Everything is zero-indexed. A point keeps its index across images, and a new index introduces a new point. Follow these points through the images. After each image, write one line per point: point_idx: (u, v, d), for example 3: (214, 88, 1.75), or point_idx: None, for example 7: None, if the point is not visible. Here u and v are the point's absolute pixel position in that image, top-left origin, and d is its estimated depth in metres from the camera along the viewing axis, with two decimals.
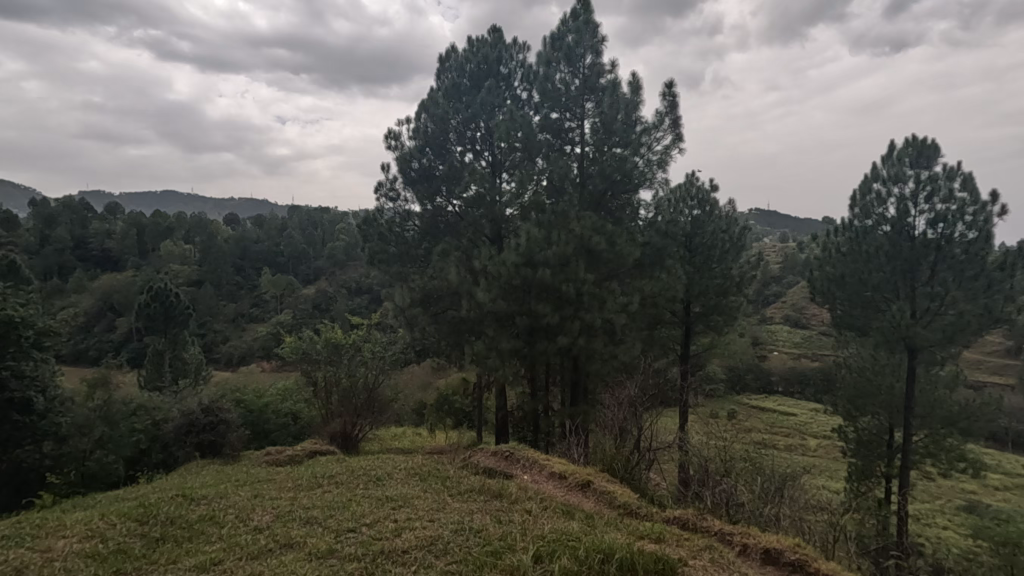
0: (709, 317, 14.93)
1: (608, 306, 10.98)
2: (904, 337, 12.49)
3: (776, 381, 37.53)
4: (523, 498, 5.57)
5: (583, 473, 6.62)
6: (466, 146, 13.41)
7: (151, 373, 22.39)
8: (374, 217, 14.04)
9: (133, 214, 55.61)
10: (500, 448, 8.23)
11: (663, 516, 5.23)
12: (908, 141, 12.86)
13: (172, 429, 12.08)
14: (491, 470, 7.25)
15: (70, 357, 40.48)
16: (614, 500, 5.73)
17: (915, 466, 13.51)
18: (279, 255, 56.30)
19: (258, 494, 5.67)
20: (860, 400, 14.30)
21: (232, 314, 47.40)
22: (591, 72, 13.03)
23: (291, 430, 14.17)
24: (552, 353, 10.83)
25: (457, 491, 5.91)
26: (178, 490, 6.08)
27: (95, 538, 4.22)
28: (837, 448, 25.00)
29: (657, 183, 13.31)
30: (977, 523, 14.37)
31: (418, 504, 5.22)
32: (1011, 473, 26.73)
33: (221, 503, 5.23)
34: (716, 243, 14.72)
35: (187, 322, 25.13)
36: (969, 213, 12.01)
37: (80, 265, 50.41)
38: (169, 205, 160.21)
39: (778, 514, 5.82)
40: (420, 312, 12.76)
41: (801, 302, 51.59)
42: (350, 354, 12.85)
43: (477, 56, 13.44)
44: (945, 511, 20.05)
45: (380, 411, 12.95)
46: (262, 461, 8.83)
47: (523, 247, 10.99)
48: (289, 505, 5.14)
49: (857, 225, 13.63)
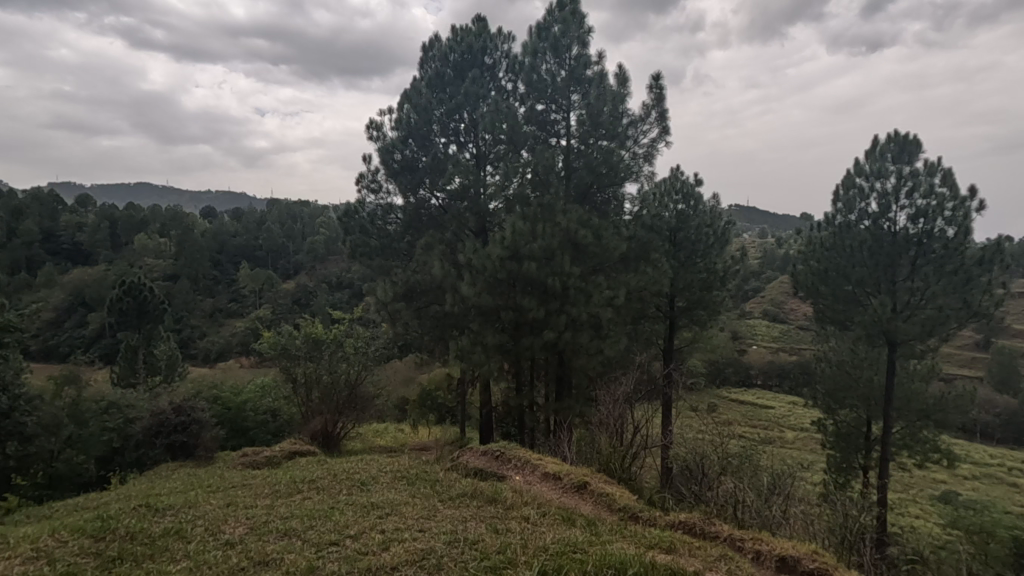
0: (693, 312, 14.77)
1: (594, 299, 10.67)
2: (885, 332, 12.55)
3: (755, 374, 38.10)
4: (519, 504, 5.24)
5: (579, 473, 6.33)
6: (450, 137, 13.00)
7: (124, 369, 21.55)
8: (355, 209, 13.55)
9: (106, 207, 54.04)
10: (489, 447, 7.86)
11: (669, 520, 4.96)
12: (891, 137, 12.80)
13: (139, 431, 11.19)
14: (481, 472, 6.90)
15: (40, 353, 39.20)
16: (614, 504, 5.45)
17: (892, 458, 13.62)
18: (257, 250, 55.08)
19: (232, 502, 5.25)
20: (840, 393, 14.34)
21: (209, 309, 46.37)
22: (577, 63, 12.66)
23: (271, 427, 13.59)
24: (537, 347, 10.54)
25: (447, 496, 5.56)
26: (143, 498, 5.60)
27: (40, 559, 3.76)
28: (814, 440, 25.41)
29: (643, 176, 13.06)
30: (949, 512, 14.58)
31: (406, 512, 4.85)
32: (979, 462, 27.40)
33: (190, 513, 4.80)
34: (702, 237, 14.56)
35: (161, 318, 24.43)
36: (949, 209, 11.95)
37: (50, 259, 48.76)
38: (143, 198, 156.60)
39: (784, 519, 5.60)
40: (402, 307, 12.36)
41: (778, 297, 52.34)
42: (331, 350, 12.32)
43: (461, 45, 12.96)
44: (918, 500, 20.39)
45: (364, 408, 12.62)
46: (238, 462, 8.41)
47: (509, 240, 10.65)
48: (266, 514, 4.74)
49: (840, 220, 13.53)
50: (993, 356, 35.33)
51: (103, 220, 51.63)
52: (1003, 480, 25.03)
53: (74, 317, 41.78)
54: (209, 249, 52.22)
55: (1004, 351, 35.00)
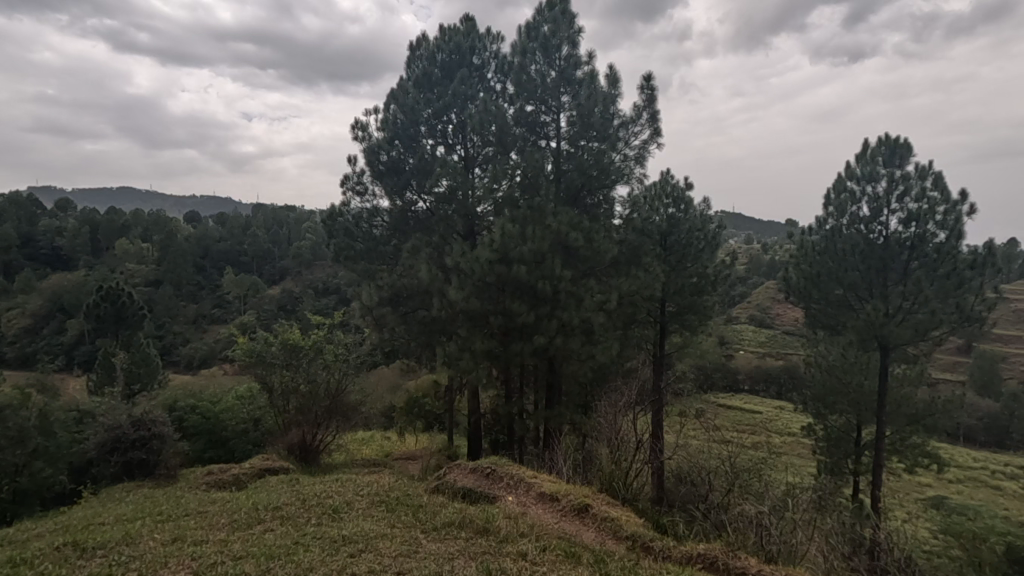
0: (684, 317, 14.33)
1: (585, 304, 10.11)
2: (878, 336, 12.11)
3: (743, 379, 37.66)
4: (515, 536, 4.60)
5: (579, 493, 5.72)
6: (437, 139, 12.36)
7: (100, 377, 20.24)
8: (339, 212, 12.87)
9: (85, 211, 52.71)
10: (478, 464, 7.17)
11: (685, 554, 4.42)
12: (881, 140, 12.40)
13: (94, 447, 10.04)
14: (470, 494, 6.24)
15: (16, 360, 37.77)
16: (619, 530, 4.89)
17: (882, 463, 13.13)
18: (241, 254, 53.92)
19: (180, 536, 4.57)
20: (830, 398, 13.92)
21: (192, 314, 45.16)
22: (567, 63, 12.13)
23: (251, 436, 12.63)
24: (528, 354, 9.93)
25: (432, 526, 4.91)
26: (76, 534, 4.84)
27: None
28: (802, 445, 25.21)
29: (634, 179, 12.51)
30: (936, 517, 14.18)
31: (383, 549, 4.20)
32: (965, 466, 27.28)
33: (125, 554, 4.09)
34: (693, 241, 14.09)
35: (140, 325, 23.65)
36: (940, 213, 11.55)
37: (28, 264, 47.49)
38: (125, 202, 154.16)
39: (807, 546, 5.10)
40: (388, 312, 11.76)
41: (765, 303, 52.68)
42: (310, 357, 11.46)
43: (449, 44, 12.35)
44: (905, 504, 20.14)
45: (347, 418, 11.87)
46: (201, 482, 7.70)
47: (498, 242, 10.02)
48: (215, 554, 4.06)
49: (832, 224, 13.02)
50: (975, 360, 35.55)
51: (82, 224, 50.10)
52: (987, 484, 24.92)
53: (52, 324, 40.35)
54: (192, 253, 51.20)
55: (986, 355, 35.21)
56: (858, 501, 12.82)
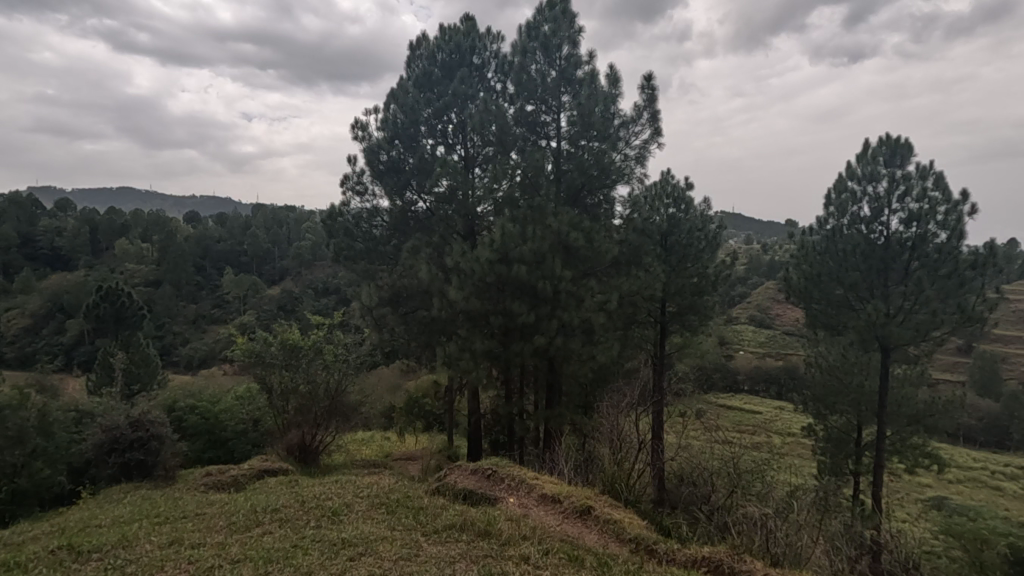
0: (684, 317, 14.28)
1: (585, 304, 10.05)
2: (879, 337, 12.05)
3: (743, 379, 37.59)
4: (517, 539, 4.54)
5: (581, 495, 5.67)
6: (437, 139, 12.31)
7: (99, 377, 20.19)
8: (338, 212, 12.82)
9: (85, 211, 52.66)
10: (479, 465, 7.11)
11: (690, 556, 4.37)
12: (882, 140, 12.35)
13: (92, 448, 9.98)
14: (470, 495, 6.18)
15: (15, 360, 37.72)
16: (622, 532, 4.84)
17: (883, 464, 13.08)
18: (241, 254, 53.85)
19: (177, 539, 4.51)
20: (830, 398, 13.88)
21: (191, 314, 45.11)
22: (568, 63, 12.07)
23: (251, 436, 12.58)
24: (528, 354, 9.87)
25: (433, 529, 4.86)
26: (72, 536, 4.78)
27: None
28: (801, 445, 25.19)
29: (634, 179, 12.45)
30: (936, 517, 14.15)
31: (383, 552, 4.15)
32: (965, 467, 27.24)
33: (121, 558, 4.04)
34: (693, 241, 14.03)
35: (140, 325, 23.59)
36: (941, 213, 11.50)
37: (28, 264, 47.44)
38: (125, 202, 154.12)
39: (812, 548, 5.05)
40: (388, 312, 11.70)
41: (765, 303, 52.62)
42: (309, 358, 11.40)
43: (449, 44, 12.28)
44: (905, 504, 20.11)
45: (347, 418, 11.81)
46: (199, 484, 7.63)
47: (498, 242, 9.96)
48: (213, 558, 4.00)
49: (832, 224, 12.96)
50: (975, 360, 35.49)
51: (82, 224, 50.03)
52: (987, 484, 24.87)
53: (51, 324, 40.30)
54: (192, 253, 51.16)
55: (987, 356, 35.15)
56: (859, 502, 12.78)
